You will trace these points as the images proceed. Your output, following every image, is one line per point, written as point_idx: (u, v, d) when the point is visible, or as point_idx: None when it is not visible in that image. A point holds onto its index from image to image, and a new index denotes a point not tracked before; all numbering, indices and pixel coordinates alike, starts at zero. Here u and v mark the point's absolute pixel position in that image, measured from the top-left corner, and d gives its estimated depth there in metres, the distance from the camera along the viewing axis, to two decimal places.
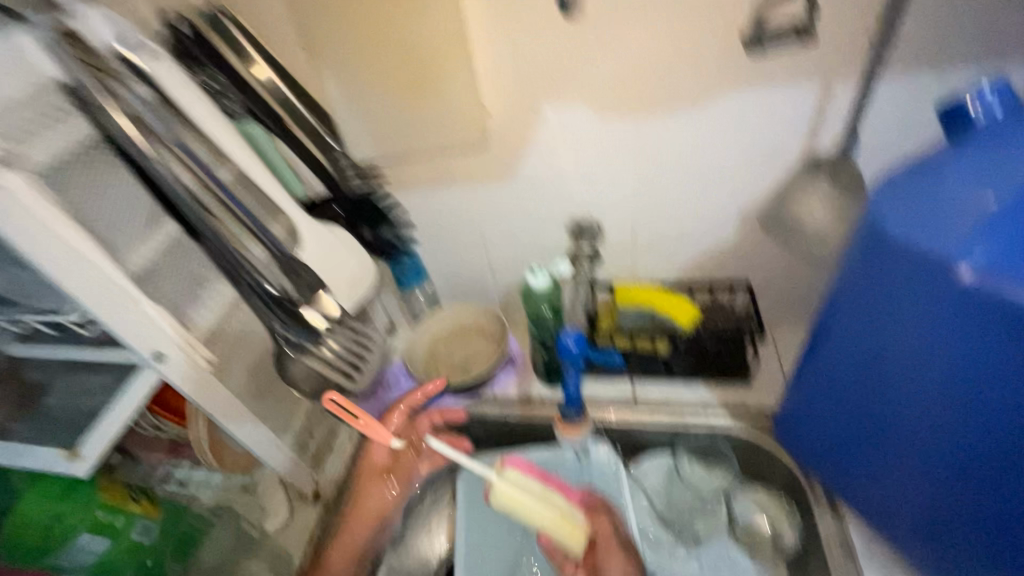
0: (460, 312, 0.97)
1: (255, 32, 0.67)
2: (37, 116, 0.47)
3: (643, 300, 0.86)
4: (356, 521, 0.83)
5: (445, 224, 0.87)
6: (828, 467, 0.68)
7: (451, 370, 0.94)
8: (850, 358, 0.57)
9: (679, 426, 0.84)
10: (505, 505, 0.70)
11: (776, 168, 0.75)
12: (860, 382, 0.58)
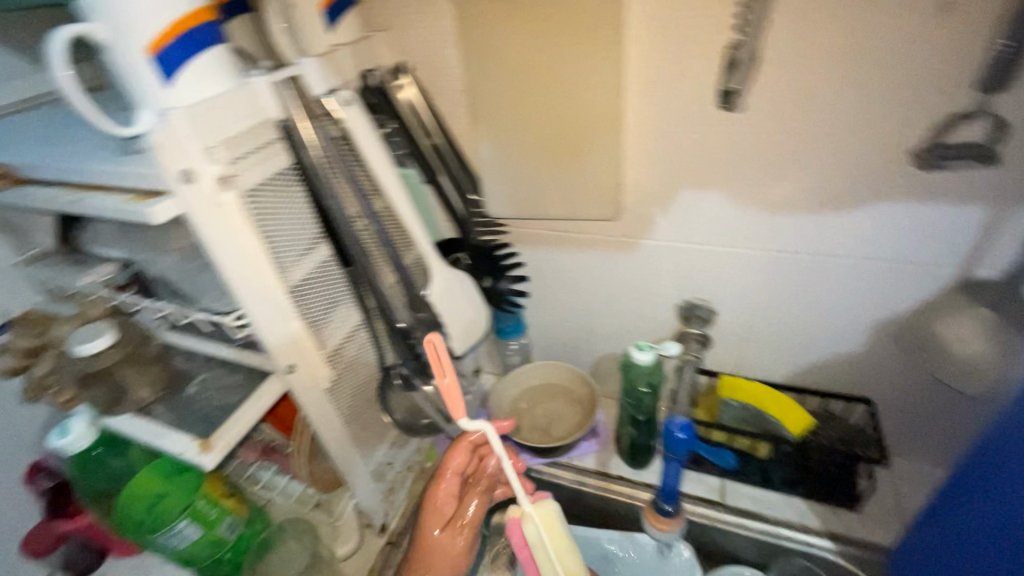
0: (551, 371, 0.96)
1: (426, 88, 0.73)
2: (255, 146, 0.53)
3: (749, 397, 0.82)
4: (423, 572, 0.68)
5: (555, 283, 0.89)
6: None
7: (533, 429, 0.93)
8: (995, 515, 0.50)
9: (771, 539, 0.79)
10: (530, 541, 0.59)
11: (927, 287, 0.68)
12: (997, 546, 0.49)
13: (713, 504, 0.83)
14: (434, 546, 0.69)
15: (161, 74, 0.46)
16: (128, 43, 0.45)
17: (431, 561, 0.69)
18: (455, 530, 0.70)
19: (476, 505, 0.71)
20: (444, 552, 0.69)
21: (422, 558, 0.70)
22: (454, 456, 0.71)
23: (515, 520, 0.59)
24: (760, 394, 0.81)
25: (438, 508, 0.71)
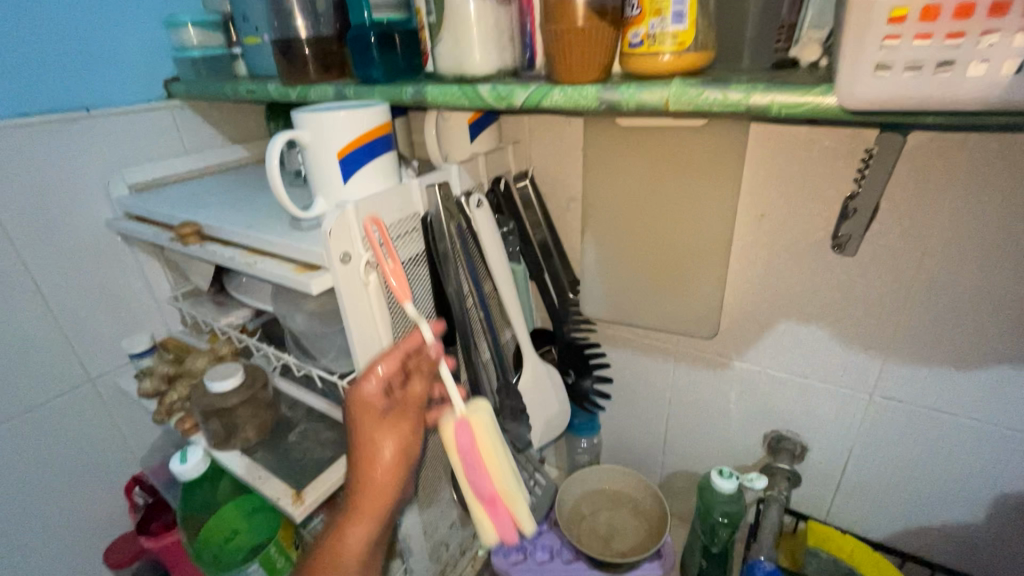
0: (621, 477, 0.93)
1: (543, 194, 0.81)
2: (399, 236, 0.61)
3: (840, 548, 0.76)
4: (366, 471, 0.58)
5: (636, 389, 0.89)
6: None
7: (595, 537, 0.89)
8: None
9: None
10: (484, 432, 0.55)
11: None
12: None
13: None
14: (375, 443, 0.58)
15: (343, 176, 0.56)
16: (328, 145, 0.55)
17: (372, 459, 0.58)
18: (394, 422, 0.60)
19: (409, 406, 0.61)
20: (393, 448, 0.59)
21: (361, 462, 0.58)
22: (380, 363, 0.56)
23: (460, 423, 0.54)
24: (856, 551, 0.75)
25: (367, 417, 0.57)
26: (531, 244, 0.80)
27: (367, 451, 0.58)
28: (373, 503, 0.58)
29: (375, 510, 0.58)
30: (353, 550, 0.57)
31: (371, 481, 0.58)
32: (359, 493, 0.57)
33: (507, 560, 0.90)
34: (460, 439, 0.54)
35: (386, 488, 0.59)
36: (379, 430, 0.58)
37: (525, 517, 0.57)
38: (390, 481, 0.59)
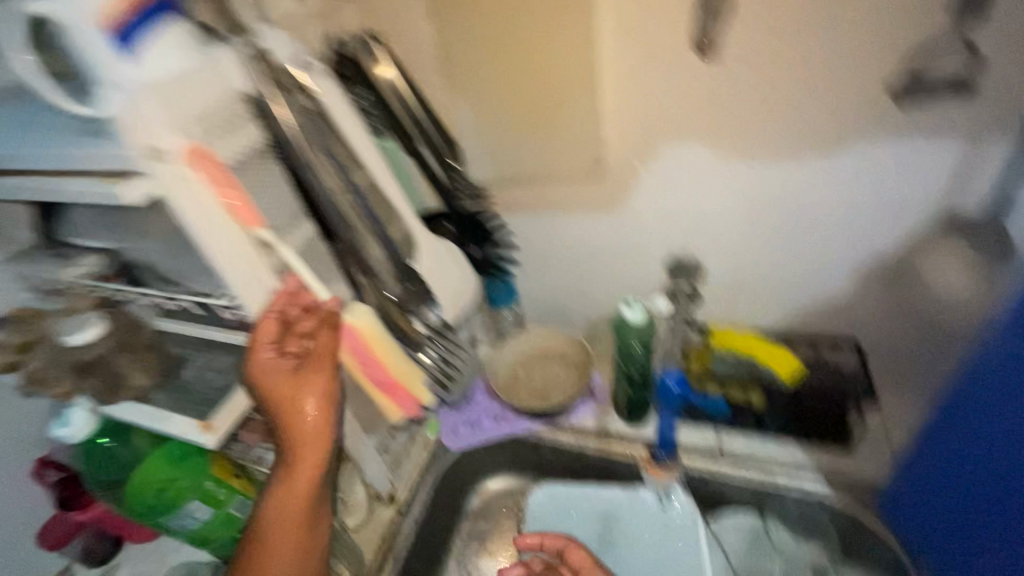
0: (547, 336, 0.99)
1: (399, 56, 0.73)
2: (223, 121, 0.52)
3: (741, 347, 0.83)
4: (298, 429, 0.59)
5: (543, 248, 0.90)
6: (941, 549, 0.65)
7: (532, 392, 0.94)
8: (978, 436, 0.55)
9: (766, 484, 0.79)
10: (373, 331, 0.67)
11: (905, 221, 0.71)
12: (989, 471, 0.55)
13: (715, 459, 0.83)
14: (297, 400, 0.59)
15: (118, 42, 0.46)
16: (81, 14, 0.44)
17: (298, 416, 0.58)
18: (312, 381, 0.60)
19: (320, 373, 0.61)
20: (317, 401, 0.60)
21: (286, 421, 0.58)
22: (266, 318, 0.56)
23: (349, 328, 0.65)
24: (749, 340, 0.83)
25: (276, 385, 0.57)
26: (394, 112, 0.72)
27: (291, 415, 0.58)
28: (305, 467, 0.60)
29: (310, 473, 0.60)
30: (298, 510, 0.60)
31: (304, 440, 0.59)
32: (296, 449, 0.59)
33: (456, 434, 0.96)
34: (355, 344, 0.65)
35: (322, 437, 0.60)
36: (298, 391, 0.59)
37: (422, 392, 0.72)
38: (319, 444, 0.60)
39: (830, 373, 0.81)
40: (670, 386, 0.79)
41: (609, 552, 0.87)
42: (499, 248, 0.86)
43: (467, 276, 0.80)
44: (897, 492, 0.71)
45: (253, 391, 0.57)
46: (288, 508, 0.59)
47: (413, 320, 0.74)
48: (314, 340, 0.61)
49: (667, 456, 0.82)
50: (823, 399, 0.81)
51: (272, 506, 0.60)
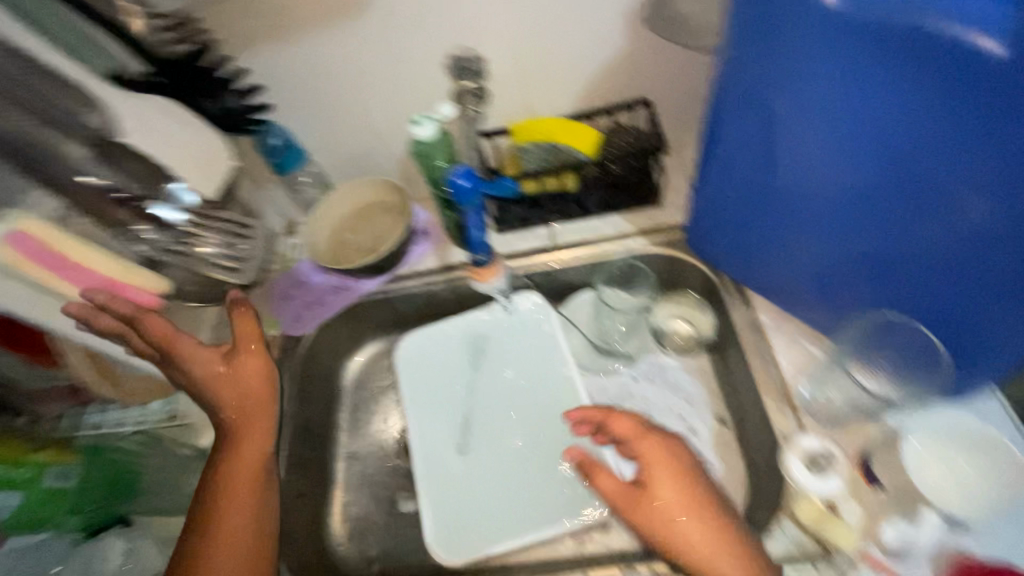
0: (355, 189, 0.89)
1: None
2: None
3: (541, 134, 0.81)
4: (235, 402, 0.68)
5: (309, 86, 0.79)
6: (742, 267, 0.73)
7: (361, 252, 0.88)
8: (746, 143, 0.58)
9: (596, 258, 0.87)
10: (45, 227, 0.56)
11: None
12: (759, 171, 0.59)
13: (547, 251, 0.89)
14: (237, 370, 0.68)
15: None
16: None
17: (239, 383, 0.68)
18: (244, 358, 0.69)
19: (239, 361, 0.69)
20: (246, 372, 0.69)
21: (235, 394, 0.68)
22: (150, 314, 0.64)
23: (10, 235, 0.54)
24: (549, 128, 0.81)
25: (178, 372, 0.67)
26: None
27: (229, 385, 0.68)
28: (254, 434, 0.69)
29: (255, 452, 0.68)
30: (243, 488, 0.66)
31: (250, 408, 0.69)
32: (241, 416, 0.68)
33: (299, 321, 0.90)
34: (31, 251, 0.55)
35: (264, 408, 0.69)
36: (235, 372, 0.68)
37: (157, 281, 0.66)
38: (262, 413, 0.69)
39: (631, 142, 0.80)
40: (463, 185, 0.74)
41: (487, 367, 0.90)
42: (239, 92, 0.70)
43: (212, 137, 0.67)
44: (704, 213, 0.71)
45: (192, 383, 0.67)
46: (235, 485, 0.66)
47: (155, 209, 0.63)
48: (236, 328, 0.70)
49: (485, 257, 0.82)
50: (628, 170, 0.83)
51: (218, 485, 0.66)
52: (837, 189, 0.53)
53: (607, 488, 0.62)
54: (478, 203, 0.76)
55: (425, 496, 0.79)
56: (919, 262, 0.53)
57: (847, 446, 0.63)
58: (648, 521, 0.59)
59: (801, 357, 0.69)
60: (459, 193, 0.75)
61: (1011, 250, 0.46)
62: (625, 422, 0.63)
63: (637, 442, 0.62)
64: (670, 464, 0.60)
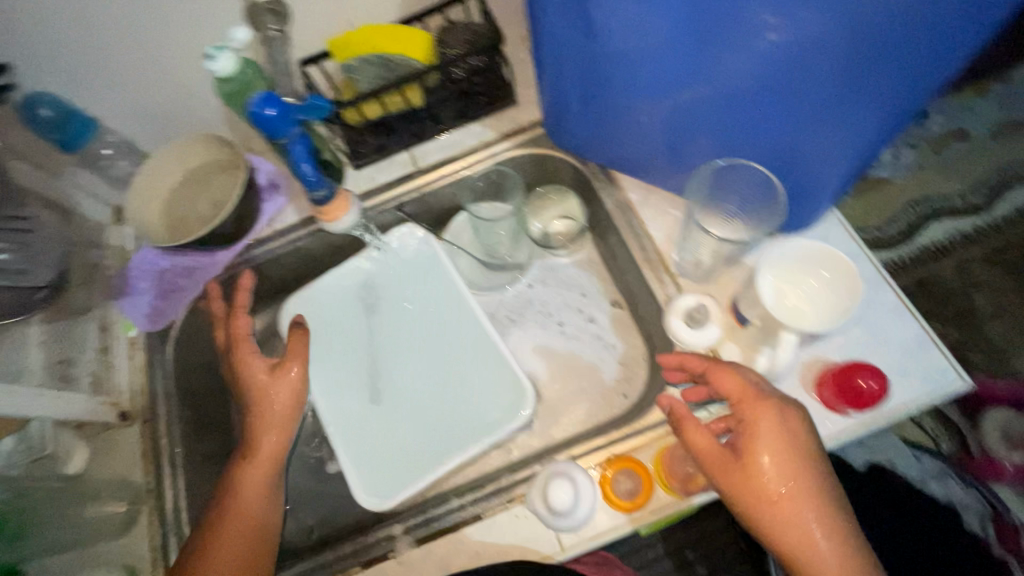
0: (176, 152, 0.77)
1: None
2: None
3: (365, 49, 0.71)
4: (261, 420, 0.66)
5: (67, 39, 0.65)
6: (605, 151, 0.70)
7: (203, 221, 0.78)
8: (567, 16, 0.52)
9: (464, 173, 0.83)
10: None
11: None
12: (586, 48, 0.54)
13: (412, 176, 0.83)
14: (264, 392, 0.67)
15: None
16: None
17: (264, 402, 0.67)
18: (281, 379, 0.68)
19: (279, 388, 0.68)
20: (280, 394, 0.67)
21: (257, 409, 0.67)
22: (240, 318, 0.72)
23: None
24: (372, 38, 0.71)
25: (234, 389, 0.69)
26: None
27: (258, 401, 0.67)
28: (267, 450, 0.65)
29: (265, 463, 0.65)
30: (252, 504, 0.63)
31: (268, 423, 0.66)
32: (260, 429, 0.66)
33: (156, 314, 0.80)
34: None
35: (278, 432, 0.66)
36: (272, 387, 0.67)
37: None
38: (278, 433, 0.66)
39: (465, 36, 0.74)
40: (269, 114, 0.57)
41: (381, 310, 0.85)
42: None
43: None
44: (555, 99, 0.67)
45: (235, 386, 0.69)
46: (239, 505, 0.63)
47: None
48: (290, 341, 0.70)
49: (327, 194, 0.64)
50: (470, 69, 0.77)
51: (226, 498, 0.63)
52: (650, 44, 0.49)
53: (698, 444, 0.55)
54: (295, 131, 0.61)
55: (344, 452, 0.77)
56: (741, 100, 0.52)
57: (722, 296, 0.67)
58: (745, 487, 0.52)
59: (669, 224, 0.72)
60: (262, 123, 0.58)
61: (839, 46, 0.43)
62: (734, 381, 0.55)
63: (749, 403, 0.54)
64: (770, 432, 0.53)
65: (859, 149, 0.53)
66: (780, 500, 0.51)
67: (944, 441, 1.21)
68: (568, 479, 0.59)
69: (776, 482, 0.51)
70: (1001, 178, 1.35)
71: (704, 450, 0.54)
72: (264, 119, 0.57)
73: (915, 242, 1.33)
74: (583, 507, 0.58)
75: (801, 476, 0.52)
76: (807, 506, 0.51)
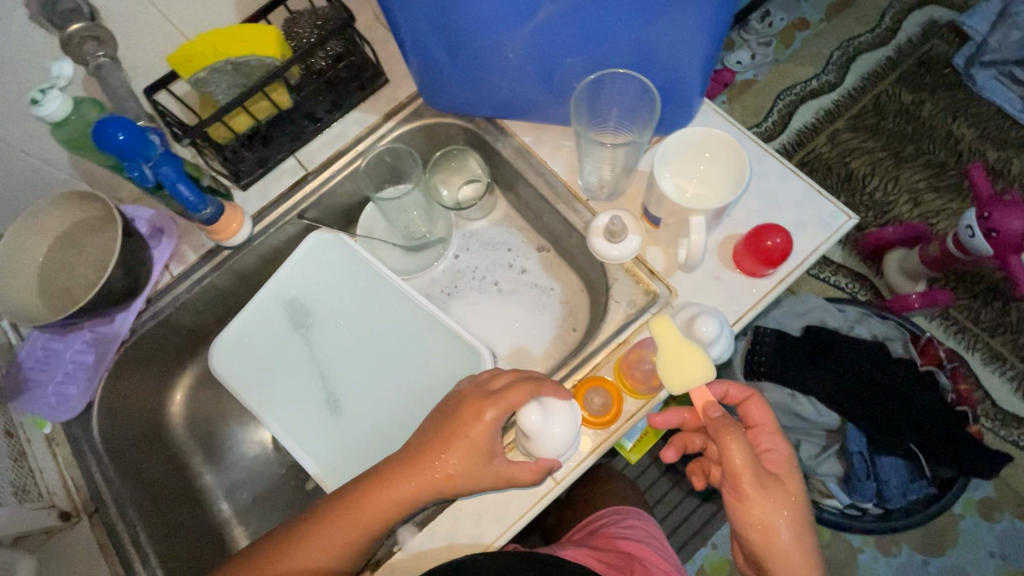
0: (34, 221, 0.70)
1: None
2: None
3: (211, 57, 0.67)
4: (367, 500, 0.58)
5: None
6: (485, 102, 0.72)
7: (90, 287, 0.71)
8: None
9: (357, 158, 0.81)
10: None
11: None
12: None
13: (305, 179, 0.80)
14: (425, 470, 0.57)
15: None
16: None
17: (368, 501, 0.58)
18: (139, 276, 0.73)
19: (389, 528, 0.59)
20: (430, 475, 0.57)
21: (364, 493, 0.58)
22: (82, 231, 0.72)
23: None
24: (216, 43, 0.67)
25: (84, 259, 0.72)
26: None
27: (368, 491, 0.58)
28: (340, 528, 0.57)
29: (308, 556, 0.57)
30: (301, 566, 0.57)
31: (349, 515, 0.58)
32: (343, 523, 0.57)
33: (64, 401, 0.72)
34: None
35: (359, 536, 0.58)
36: (431, 452, 0.57)
37: None
38: (373, 500, 0.57)
39: (315, 23, 0.72)
40: (122, 141, 0.55)
41: (316, 322, 0.82)
42: None
43: None
44: (424, 66, 0.66)
45: (362, 479, 0.59)
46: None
47: None
48: (88, 234, 0.72)
49: (218, 214, 0.68)
50: (331, 55, 0.75)
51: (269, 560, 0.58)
52: None
53: (738, 458, 0.56)
54: (161, 153, 0.59)
55: (316, 467, 0.76)
56: (588, 12, 0.54)
57: (633, 208, 0.70)
58: (761, 509, 0.57)
59: (568, 156, 0.75)
60: (116, 150, 0.55)
61: None
62: (767, 413, 0.65)
63: (769, 434, 0.64)
64: (786, 462, 0.62)
65: (708, 34, 0.56)
66: (778, 526, 0.57)
67: (862, 293, 1.35)
68: (538, 403, 0.57)
69: (787, 513, 0.58)
70: (843, 53, 1.50)
71: (740, 464, 0.56)
72: (118, 147, 0.55)
73: (789, 130, 1.45)
74: (560, 426, 0.58)
75: (803, 514, 0.59)
76: (800, 530, 0.58)
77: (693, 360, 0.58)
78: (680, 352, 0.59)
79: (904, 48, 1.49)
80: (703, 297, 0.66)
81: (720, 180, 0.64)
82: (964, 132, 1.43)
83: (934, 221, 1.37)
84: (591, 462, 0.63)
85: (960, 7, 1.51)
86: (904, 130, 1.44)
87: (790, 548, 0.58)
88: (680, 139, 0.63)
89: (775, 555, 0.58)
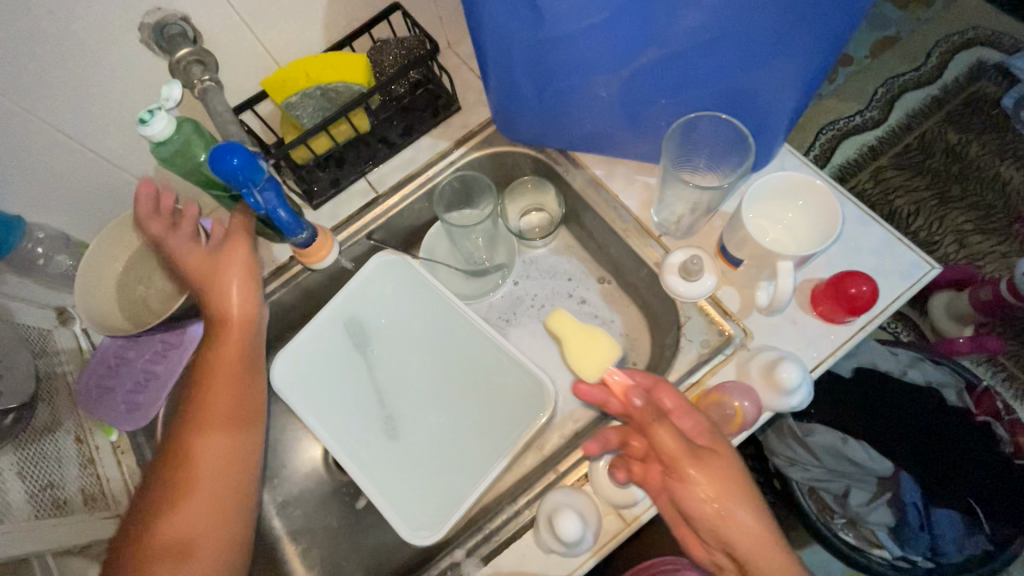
0: (116, 232, 0.72)
1: None
2: None
3: (302, 82, 0.70)
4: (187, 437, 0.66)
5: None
6: (556, 135, 0.73)
7: (167, 299, 0.73)
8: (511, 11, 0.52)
9: (427, 184, 0.82)
10: None
11: None
12: (529, 44, 0.56)
13: (374, 202, 0.81)
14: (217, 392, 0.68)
15: None
16: None
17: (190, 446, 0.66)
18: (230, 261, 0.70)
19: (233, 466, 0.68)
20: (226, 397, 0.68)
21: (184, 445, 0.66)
22: None
23: None
24: (308, 69, 0.70)
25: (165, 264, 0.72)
26: None
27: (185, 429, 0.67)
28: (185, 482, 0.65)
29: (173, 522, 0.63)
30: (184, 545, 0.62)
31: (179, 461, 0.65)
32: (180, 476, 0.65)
33: (134, 408, 0.73)
34: None
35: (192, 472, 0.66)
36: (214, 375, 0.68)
37: None
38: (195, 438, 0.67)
39: (401, 53, 0.73)
40: (236, 166, 0.56)
41: (376, 341, 0.83)
42: None
43: None
44: (509, 101, 0.67)
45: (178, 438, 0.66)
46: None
47: None
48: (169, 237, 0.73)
49: (309, 236, 0.70)
50: (411, 82, 0.77)
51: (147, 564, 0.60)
52: (591, 24, 0.52)
53: (666, 439, 0.55)
54: (268, 178, 0.60)
55: (374, 489, 0.75)
56: (685, 62, 0.55)
57: (707, 246, 0.70)
58: (699, 486, 0.53)
59: (641, 191, 0.75)
60: (229, 177, 0.57)
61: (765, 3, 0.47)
62: (676, 394, 0.58)
63: (689, 415, 0.57)
64: (711, 432, 0.57)
65: (800, 87, 0.56)
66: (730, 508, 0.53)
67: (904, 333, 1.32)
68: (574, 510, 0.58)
69: (718, 486, 0.53)
70: (888, 91, 1.49)
71: (671, 447, 0.55)
72: (233, 171, 0.56)
73: (831, 164, 1.45)
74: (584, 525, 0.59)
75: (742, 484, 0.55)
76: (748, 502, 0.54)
77: (597, 344, 0.76)
78: (581, 337, 0.77)
79: (950, 87, 1.48)
80: (780, 341, 0.65)
81: (806, 227, 0.64)
82: (1012, 175, 1.40)
83: (981, 263, 1.34)
84: (590, 565, 0.60)
85: (1009, 48, 1.50)
86: (949, 170, 1.42)
87: (743, 528, 0.53)
88: (768, 182, 0.63)
89: (731, 536, 0.53)
